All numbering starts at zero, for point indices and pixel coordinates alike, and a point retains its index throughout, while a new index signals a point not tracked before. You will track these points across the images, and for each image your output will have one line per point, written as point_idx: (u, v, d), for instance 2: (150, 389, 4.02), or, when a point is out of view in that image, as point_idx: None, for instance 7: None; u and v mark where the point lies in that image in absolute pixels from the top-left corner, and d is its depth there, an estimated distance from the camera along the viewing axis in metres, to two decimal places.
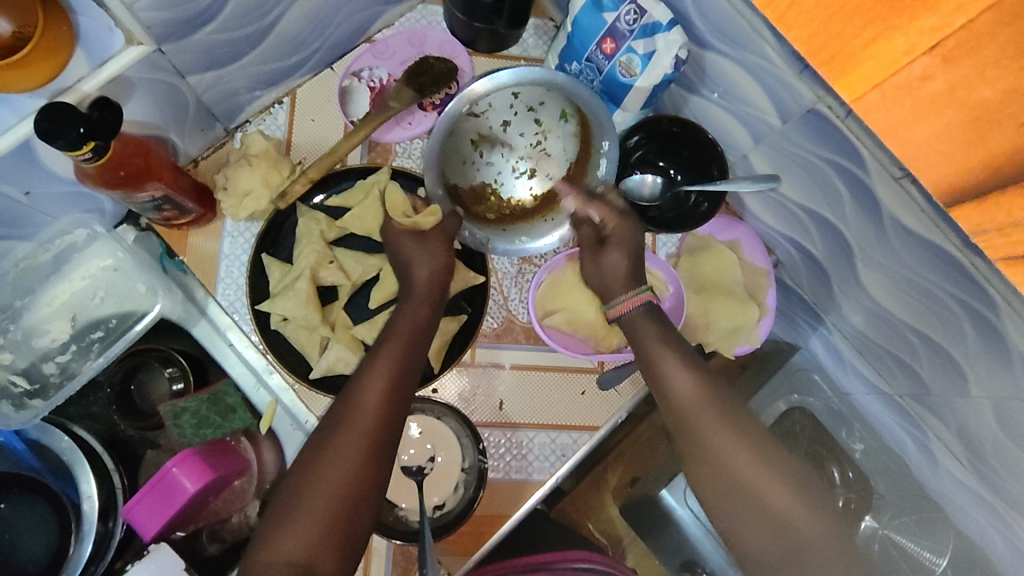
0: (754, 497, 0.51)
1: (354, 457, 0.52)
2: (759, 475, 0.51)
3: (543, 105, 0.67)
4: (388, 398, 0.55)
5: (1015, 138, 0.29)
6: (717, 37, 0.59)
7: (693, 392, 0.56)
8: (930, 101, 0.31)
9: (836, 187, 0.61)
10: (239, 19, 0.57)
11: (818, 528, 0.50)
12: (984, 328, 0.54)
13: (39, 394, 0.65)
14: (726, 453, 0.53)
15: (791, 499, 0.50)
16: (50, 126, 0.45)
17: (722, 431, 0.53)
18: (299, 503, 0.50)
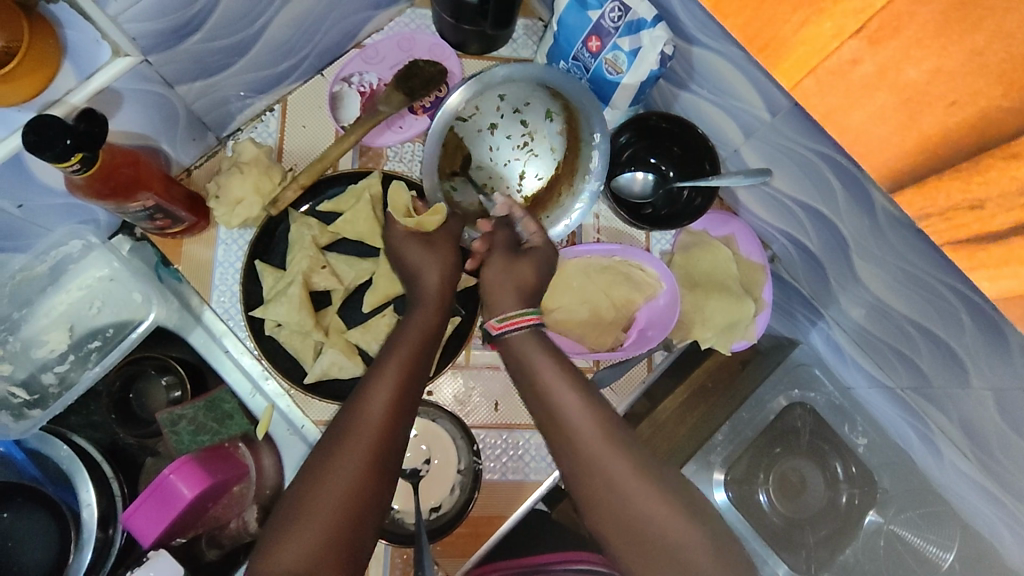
0: (662, 543, 0.48)
1: (359, 464, 0.52)
2: (653, 503, 0.49)
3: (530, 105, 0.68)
4: (398, 399, 0.55)
5: (944, 118, 0.33)
6: (703, 32, 0.58)
7: (581, 416, 0.52)
8: (862, 82, 0.35)
9: (828, 179, 0.60)
10: (226, 28, 0.57)
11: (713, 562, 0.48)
12: (982, 318, 0.54)
13: (38, 403, 0.66)
14: (636, 500, 0.49)
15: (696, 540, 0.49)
16: (37, 138, 0.46)
17: (631, 477, 0.50)
18: (303, 512, 0.50)
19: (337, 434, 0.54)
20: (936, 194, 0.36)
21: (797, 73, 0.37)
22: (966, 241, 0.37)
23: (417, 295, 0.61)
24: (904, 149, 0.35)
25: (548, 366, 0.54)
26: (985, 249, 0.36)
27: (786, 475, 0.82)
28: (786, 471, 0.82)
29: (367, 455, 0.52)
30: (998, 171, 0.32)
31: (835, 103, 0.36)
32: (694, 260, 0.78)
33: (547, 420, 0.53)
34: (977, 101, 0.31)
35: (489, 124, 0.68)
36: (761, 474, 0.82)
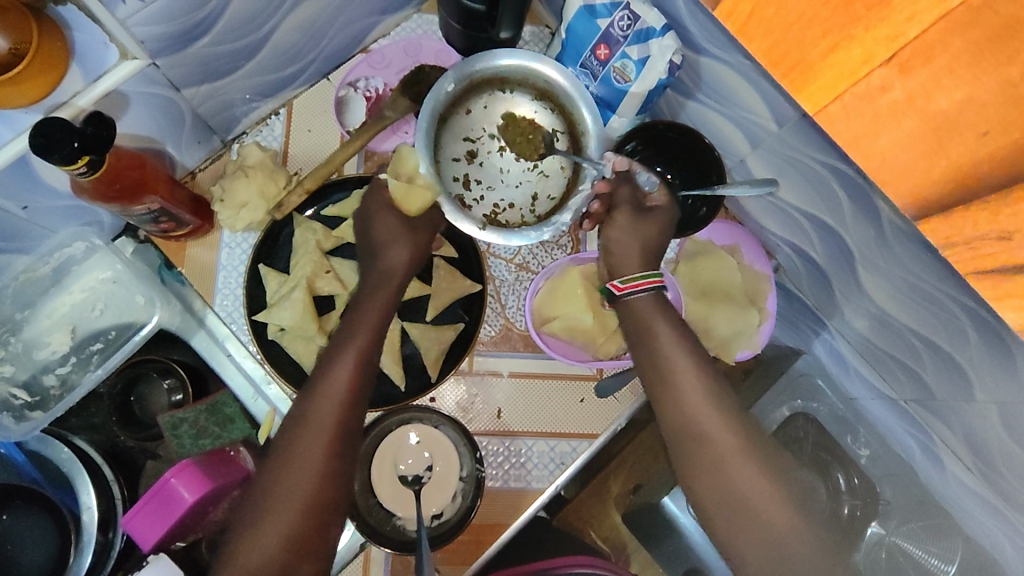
0: (745, 500, 0.50)
1: (315, 457, 0.52)
2: (757, 480, 0.50)
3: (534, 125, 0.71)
4: (352, 391, 0.55)
5: (973, 148, 0.32)
6: (711, 42, 0.58)
7: (697, 389, 0.54)
8: (889, 108, 0.34)
9: (835, 190, 0.60)
10: (233, 32, 0.57)
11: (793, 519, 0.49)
12: (988, 333, 0.54)
13: (39, 405, 0.66)
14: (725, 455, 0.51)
15: (780, 503, 0.50)
16: (43, 141, 0.46)
17: (725, 434, 0.52)
18: (262, 508, 0.51)
19: (290, 432, 0.54)
20: (960, 223, 0.35)
21: (822, 97, 0.36)
22: (990, 269, 0.36)
23: (376, 287, 0.61)
24: (932, 173, 0.34)
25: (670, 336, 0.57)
26: (1002, 278, 0.35)
27: None
28: None
29: (324, 455, 0.53)
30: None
31: (861, 129, 0.36)
32: (699, 269, 0.78)
33: (662, 388, 0.55)
34: (1006, 133, 0.30)
35: (500, 147, 0.72)
36: None
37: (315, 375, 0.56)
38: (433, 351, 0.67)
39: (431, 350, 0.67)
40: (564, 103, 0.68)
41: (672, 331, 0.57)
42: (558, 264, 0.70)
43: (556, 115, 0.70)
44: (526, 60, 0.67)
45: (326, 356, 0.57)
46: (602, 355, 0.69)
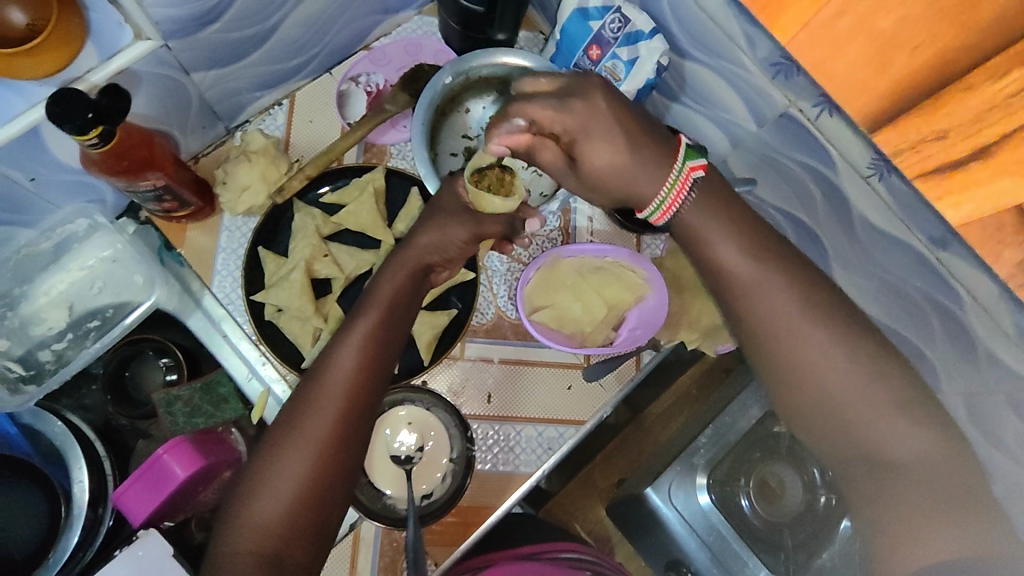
0: (840, 410, 0.48)
1: (315, 443, 0.55)
2: (856, 388, 0.48)
3: None
4: (355, 383, 0.58)
5: (912, 62, 0.36)
6: (697, 47, 0.62)
7: (783, 297, 0.49)
8: (845, 35, 0.37)
9: (810, 188, 0.65)
10: (244, 20, 0.60)
11: (898, 414, 0.47)
12: (952, 324, 0.61)
13: (33, 379, 0.67)
14: (819, 368, 0.48)
15: (882, 406, 0.47)
16: (60, 110, 0.48)
17: (818, 347, 0.48)
18: (262, 489, 0.54)
19: (291, 417, 0.57)
20: (907, 131, 0.39)
21: (795, 26, 0.40)
22: (929, 170, 0.41)
23: (387, 265, 0.63)
24: (884, 90, 0.38)
25: (735, 257, 0.51)
26: (945, 178, 0.40)
27: (765, 479, 0.82)
28: (765, 475, 0.82)
29: (323, 443, 0.56)
30: (957, 101, 0.36)
31: (814, 58, 0.40)
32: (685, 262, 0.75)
33: (734, 300, 0.51)
34: (936, 43, 0.34)
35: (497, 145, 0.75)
36: (741, 479, 0.84)
37: (323, 360, 0.59)
38: (427, 334, 0.69)
39: (425, 334, 0.69)
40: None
41: (732, 241, 0.51)
42: (547, 255, 0.72)
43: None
44: (522, 61, 0.69)
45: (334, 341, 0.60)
46: (590, 343, 0.71)
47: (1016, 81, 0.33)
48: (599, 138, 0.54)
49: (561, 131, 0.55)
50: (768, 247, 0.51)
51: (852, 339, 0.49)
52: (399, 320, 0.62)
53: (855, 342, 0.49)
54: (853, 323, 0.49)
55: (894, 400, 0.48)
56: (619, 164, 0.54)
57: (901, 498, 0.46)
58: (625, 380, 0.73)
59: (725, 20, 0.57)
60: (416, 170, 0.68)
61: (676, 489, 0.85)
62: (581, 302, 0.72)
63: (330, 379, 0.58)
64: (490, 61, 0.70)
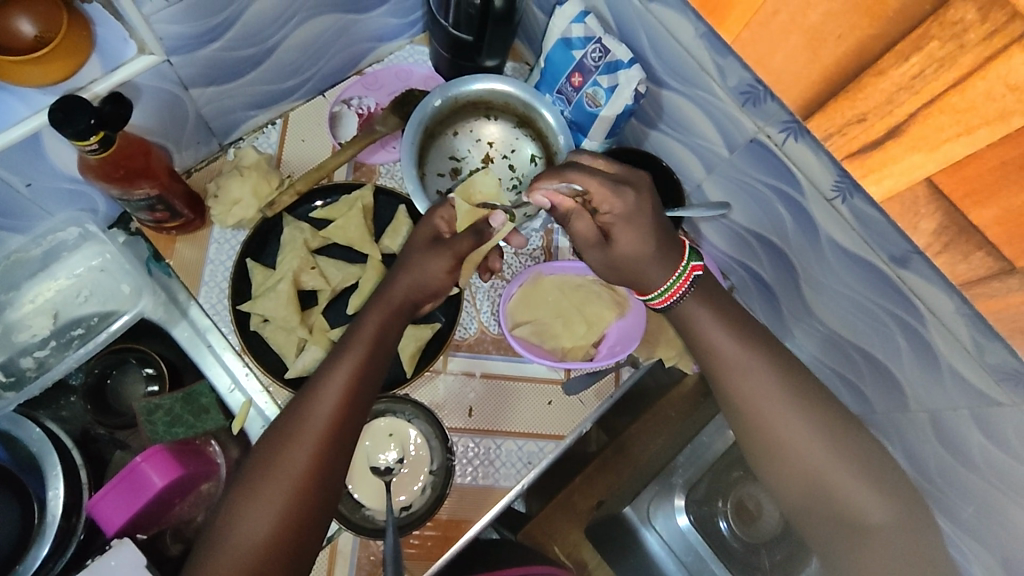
0: (824, 488, 0.55)
1: (299, 472, 0.57)
2: (831, 464, 0.55)
3: (515, 151, 0.77)
4: (338, 412, 0.60)
5: (838, 50, 0.39)
6: (672, 76, 0.66)
7: (767, 382, 0.56)
8: (781, 30, 0.42)
9: (779, 212, 0.68)
10: (242, 41, 0.63)
11: (870, 488, 0.54)
12: (915, 340, 0.64)
13: (14, 386, 0.67)
14: (805, 453, 0.55)
15: (858, 483, 0.54)
16: (63, 115, 0.50)
17: (801, 433, 0.55)
18: (242, 517, 0.55)
19: (275, 446, 0.58)
20: (835, 114, 0.43)
21: (736, 26, 0.45)
22: (855, 153, 0.44)
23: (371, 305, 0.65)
24: (814, 76, 0.42)
25: (724, 339, 0.58)
26: (868, 156, 0.43)
27: (742, 501, 0.83)
28: (743, 496, 0.83)
29: (303, 467, 0.57)
30: (872, 86, 0.39)
31: (767, 53, 0.44)
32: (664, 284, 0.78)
33: (726, 383, 0.58)
34: (854, 32, 0.38)
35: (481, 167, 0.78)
36: (719, 500, 0.84)
37: (309, 391, 0.61)
38: (410, 346, 0.70)
39: (409, 346, 0.70)
40: (542, 129, 0.75)
41: (722, 327, 0.58)
42: (529, 272, 0.75)
43: (536, 141, 0.77)
44: (507, 88, 0.74)
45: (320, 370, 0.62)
46: (570, 357, 0.73)
47: (916, 65, 0.36)
48: (636, 227, 0.58)
49: (605, 211, 0.59)
50: (756, 330, 0.59)
51: (826, 418, 0.56)
52: (381, 351, 0.63)
53: (833, 422, 0.56)
54: (832, 411, 0.56)
55: (864, 473, 0.54)
56: (644, 254, 0.58)
57: (871, 558, 0.53)
58: (603, 396, 0.74)
59: (699, 52, 0.61)
60: (405, 188, 0.70)
61: (659, 514, 0.85)
62: (562, 319, 0.74)
63: (314, 408, 0.60)
64: (476, 86, 0.74)
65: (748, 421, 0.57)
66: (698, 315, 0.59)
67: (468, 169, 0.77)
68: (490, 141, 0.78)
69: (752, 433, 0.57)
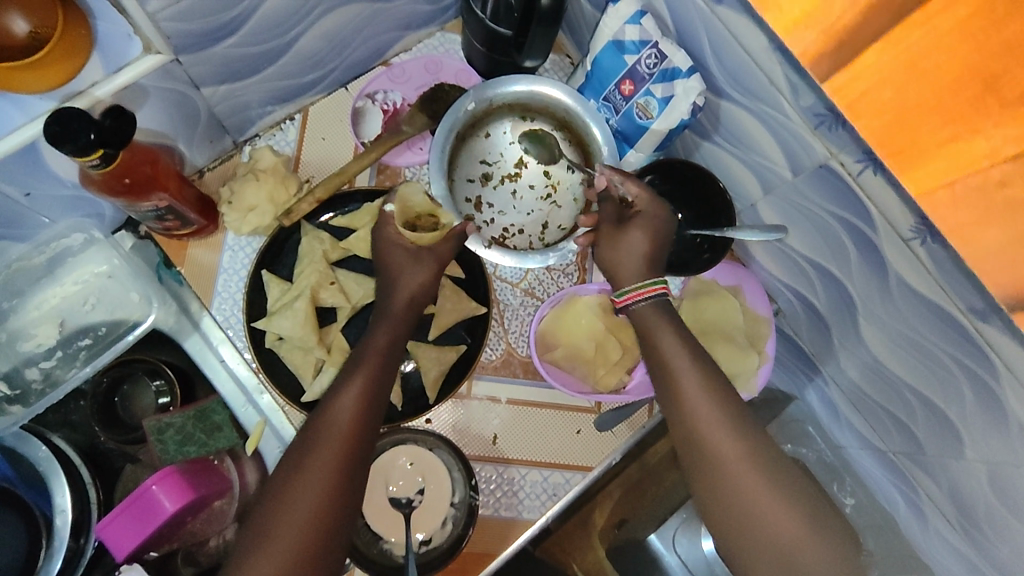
0: (775, 540, 0.50)
1: (325, 478, 0.52)
2: (803, 538, 0.50)
3: (552, 157, 0.71)
4: (360, 420, 0.54)
5: None
6: (734, 87, 0.59)
7: (720, 427, 0.53)
8: None
9: (844, 244, 0.62)
10: (260, 35, 0.57)
11: (815, 540, 0.50)
12: (984, 397, 0.56)
13: (18, 400, 0.63)
14: (755, 500, 0.51)
15: (801, 532, 0.50)
16: (60, 129, 0.44)
17: (749, 474, 0.51)
18: (269, 529, 0.50)
19: (298, 454, 0.53)
20: None
21: (930, 179, 0.40)
22: None
23: (378, 320, 0.60)
24: None
25: None
26: None
27: None
28: None
29: (320, 499, 0.51)
30: None
31: (971, 217, 0.38)
32: (700, 306, 0.78)
33: (680, 423, 0.54)
34: None
35: (514, 172, 0.71)
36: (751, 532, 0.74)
37: (327, 399, 0.56)
38: (433, 370, 0.66)
39: (431, 371, 0.66)
40: (584, 136, 0.69)
41: (699, 385, 0.54)
42: (565, 293, 0.70)
43: (573, 148, 0.70)
44: (549, 90, 0.67)
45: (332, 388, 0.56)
46: (602, 389, 0.68)
47: None
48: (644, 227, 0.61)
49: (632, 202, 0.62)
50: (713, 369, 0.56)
51: (772, 465, 0.52)
52: (392, 363, 0.59)
53: (774, 463, 0.53)
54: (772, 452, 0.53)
55: (810, 526, 0.51)
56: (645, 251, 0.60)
57: None
58: (636, 427, 0.70)
59: (769, 66, 0.53)
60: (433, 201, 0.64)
61: (681, 534, 0.71)
62: (595, 342, 0.68)
63: (337, 413, 0.54)
64: (515, 85, 0.67)
65: (719, 494, 0.52)
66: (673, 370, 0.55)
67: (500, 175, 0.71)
68: (525, 144, 0.71)
69: (726, 507, 0.51)
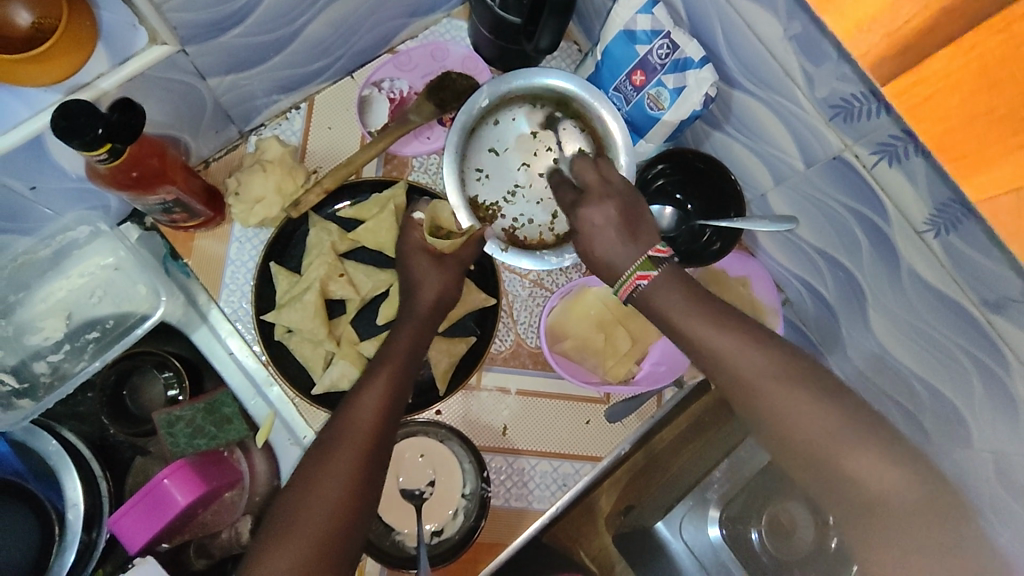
0: (824, 460, 0.44)
1: (348, 468, 0.51)
2: (858, 449, 0.43)
3: (562, 145, 0.69)
4: (383, 413, 0.54)
5: None
6: (748, 77, 0.58)
7: (744, 354, 0.47)
8: None
9: (855, 235, 0.61)
10: (267, 24, 0.55)
11: (876, 453, 0.43)
12: (995, 389, 0.55)
13: (28, 393, 0.63)
14: (793, 416, 0.45)
15: (855, 446, 0.43)
16: (66, 124, 0.43)
17: (782, 393, 0.45)
18: (294, 516, 0.48)
19: (323, 445, 0.52)
20: None
21: (989, 187, 0.31)
22: None
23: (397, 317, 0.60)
24: None
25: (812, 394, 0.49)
26: None
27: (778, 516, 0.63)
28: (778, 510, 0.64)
29: (343, 490, 0.50)
30: None
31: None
32: (710, 297, 0.79)
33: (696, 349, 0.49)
34: None
35: (523, 162, 0.70)
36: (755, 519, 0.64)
37: (351, 395, 0.55)
38: (443, 362, 0.66)
39: (442, 361, 0.66)
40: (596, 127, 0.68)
41: (707, 318, 0.49)
42: (575, 283, 0.69)
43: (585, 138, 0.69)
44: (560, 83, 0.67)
45: (357, 386, 0.56)
46: (612, 378, 0.67)
47: None
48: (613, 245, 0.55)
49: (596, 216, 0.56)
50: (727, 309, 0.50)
51: (814, 380, 0.45)
52: (414, 363, 0.58)
53: (815, 379, 0.46)
54: (807, 368, 0.46)
55: (869, 439, 0.43)
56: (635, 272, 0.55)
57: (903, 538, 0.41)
58: (645, 418, 0.71)
59: (785, 55, 0.53)
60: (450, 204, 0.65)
61: (687, 522, 0.65)
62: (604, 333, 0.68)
63: (361, 407, 0.54)
64: (525, 78, 0.68)
65: (757, 416, 0.46)
66: (701, 328, 0.49)
67: (509, 166, 0.70)
68: (535, 133, 0.70)
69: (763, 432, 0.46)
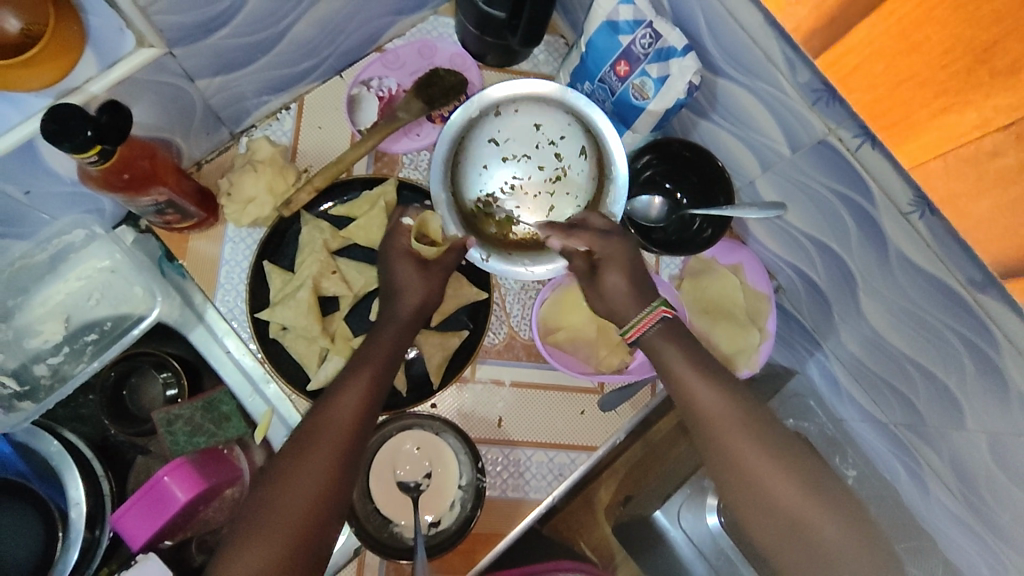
0: (788, 517, 0.50)
1: (324, 466, 0.52)
2: (814, 512, 0.50)
3: (564, 140, 0.66)
4: (360, 412, 0.55)
5: None
6: (731, 64, 0.59)
7: (727, 422, 0.53)
8: (996, 174, 0.33)
9: (843, 219, 0.61)
10: (253, 25, 0.56)
11: (828, 516, 0.50)
12: (985, 368, 0.55)
13: (29, 395, 0.64)
14: (762, 477, 0.51)
15: (806, 501, 0.50)
16: (56, 127, 0.44)
17: (756, 453, 0.52)
18: (268, 514, 0.49)
19: (301, 442, 0.53)
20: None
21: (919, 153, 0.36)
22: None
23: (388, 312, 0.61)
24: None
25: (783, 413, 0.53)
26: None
27: None
28: None
29: (319, 488, 0.51)
30: None
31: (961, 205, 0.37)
32: (702, 286, 0.80)
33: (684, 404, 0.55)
34: None
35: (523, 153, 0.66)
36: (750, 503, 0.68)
37: (330, 392, 0.56)
38: (436, 356, 0.67)
39: (434, 356, 0.67)
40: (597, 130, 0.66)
41: (703, 381, 0.55)
42: (565, 275, 0.69)
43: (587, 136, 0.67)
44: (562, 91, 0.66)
45: (336, 383, 0.57)
46: (604, 369, 0.69)
47: None
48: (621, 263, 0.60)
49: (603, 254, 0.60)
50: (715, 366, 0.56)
51: (781, 448, 0.52)
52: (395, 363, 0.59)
53: (782, 442, 0.53)
54: (774, 433, 0.53)
55: (822, 501, 0.51)
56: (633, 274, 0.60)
57: None
58: (639, 407, 0.70)
59: (765, 40, 0.53)
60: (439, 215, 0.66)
61: (686, 510, 0.70)
62: (595, 323, 0.69)
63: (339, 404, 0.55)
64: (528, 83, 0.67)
65: (733, 475, 0.52)
66: (689, 381, 0.55)
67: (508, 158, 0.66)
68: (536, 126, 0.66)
69: (737, 490, 0.52)
